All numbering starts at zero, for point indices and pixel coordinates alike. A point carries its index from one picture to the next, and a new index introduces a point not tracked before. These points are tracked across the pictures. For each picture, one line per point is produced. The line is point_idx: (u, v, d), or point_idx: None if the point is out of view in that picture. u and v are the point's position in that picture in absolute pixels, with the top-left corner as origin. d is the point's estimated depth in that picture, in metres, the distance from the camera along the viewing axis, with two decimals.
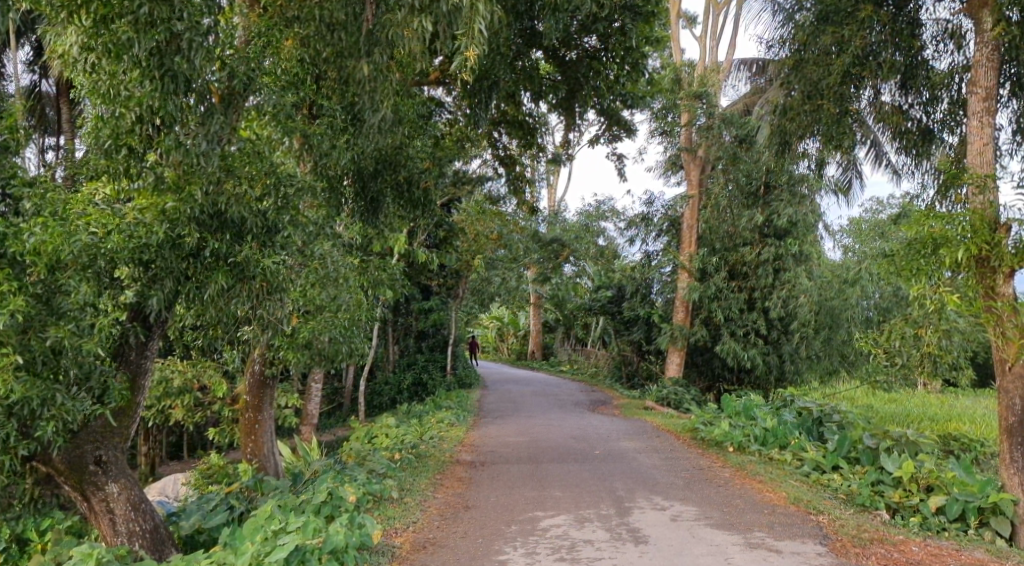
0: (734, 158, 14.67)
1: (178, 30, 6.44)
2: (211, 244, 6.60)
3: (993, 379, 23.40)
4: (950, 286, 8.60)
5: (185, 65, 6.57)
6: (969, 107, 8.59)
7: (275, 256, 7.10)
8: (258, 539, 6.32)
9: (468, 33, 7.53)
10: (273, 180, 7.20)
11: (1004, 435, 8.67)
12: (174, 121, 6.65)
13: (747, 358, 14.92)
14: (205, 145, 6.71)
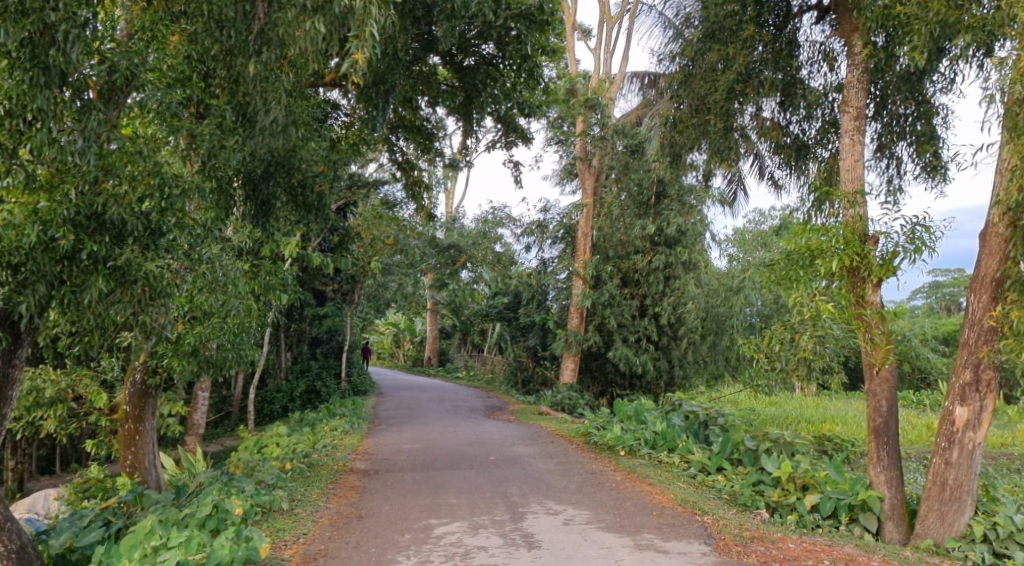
0: (626, 167, 14.75)
1: (52, 21, 6.03)
2: (88, 246, 6.16)
3: (861, 382, 24.83)
4: (825, 295, 9.06)
5: (60, 58, 6.18)
6: (842, 125, 9.11)
7: (158, 259, 6.69)
8: (136, 557, 6.10)
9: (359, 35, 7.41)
10: (157, 181, 6.92)
11: (871, 436, 9.16)
12: (47, 115, 6.24)
13: (638, 364, 14.85)
14: (80, 143, 6.32)
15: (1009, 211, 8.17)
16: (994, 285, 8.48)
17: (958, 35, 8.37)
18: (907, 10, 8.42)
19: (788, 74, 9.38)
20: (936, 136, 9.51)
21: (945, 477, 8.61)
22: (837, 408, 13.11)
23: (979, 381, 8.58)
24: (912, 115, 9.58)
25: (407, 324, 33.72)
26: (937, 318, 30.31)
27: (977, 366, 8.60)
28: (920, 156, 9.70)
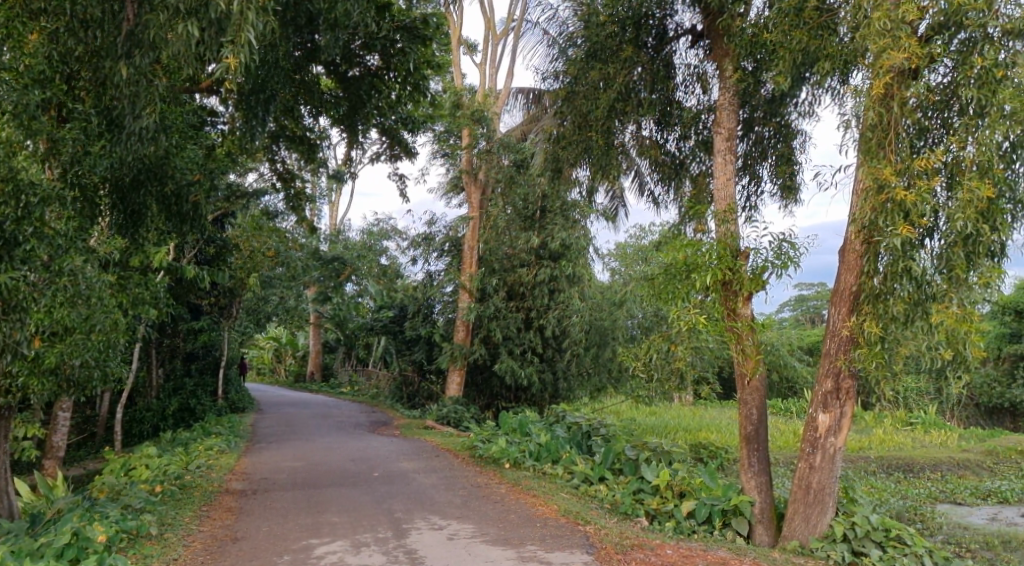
0: (511, 181, 13.98)
1: None
2: None
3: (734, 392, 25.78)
4: (700, 308, 9.32)
5: None
6: (715, 145, 9.50)
7: (12, 271, 6.42)
8: None
9: (236, 40, 7.09)
10: (10, 187, 6.61)
11: (743, 443, 9.50)
12: None
13: (522, 376, 13.87)
14: None
15: (864, 228, 8.65)
16: (851, 298, 8.95)
17: (818, 63, 8.92)
18: (773, 37, 8.96)
19: (664, 95, 9.72)
20: (794, 159, 10.04)
21: (809, 480, 8.94)
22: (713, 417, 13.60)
23: (839, 388, 9.03)
24: (775, 136, 10.06)
25: (288, 338, 32.47)
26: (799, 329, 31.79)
27: (837, 375, 9.05)
28: (781, 178, 10.17)
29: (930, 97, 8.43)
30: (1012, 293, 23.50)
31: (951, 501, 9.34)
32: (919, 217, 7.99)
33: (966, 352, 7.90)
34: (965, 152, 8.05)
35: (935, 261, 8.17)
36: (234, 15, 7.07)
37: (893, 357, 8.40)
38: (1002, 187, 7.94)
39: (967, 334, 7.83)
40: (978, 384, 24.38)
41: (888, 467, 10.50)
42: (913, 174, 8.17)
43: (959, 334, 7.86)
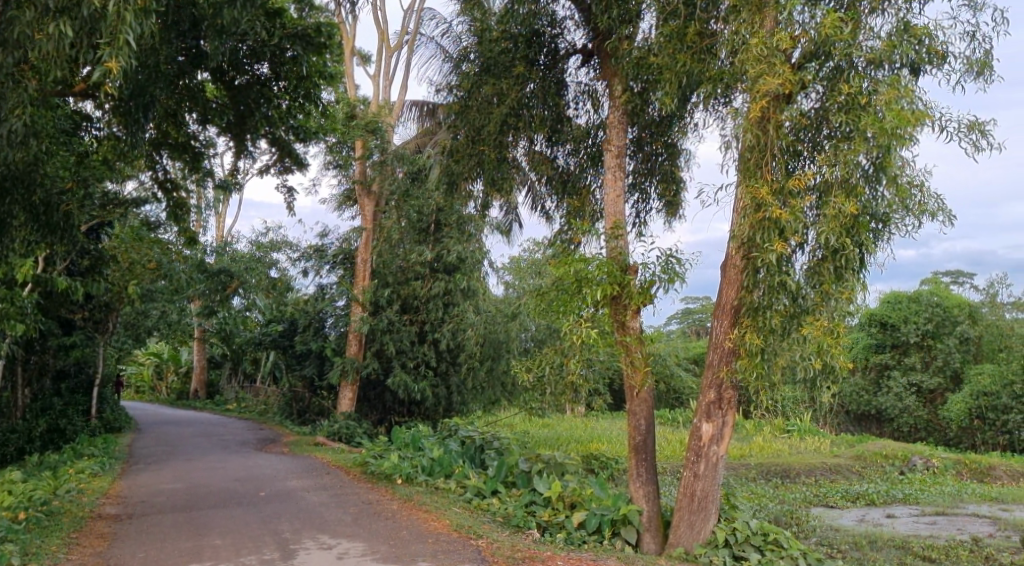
0: (406, 194, 13.55)
1: None
2: None
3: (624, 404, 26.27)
4: (592, 321, 9.48)
5: None
6: (604, 162, 9.70)
7: None
8: None
9: (113, 43, 6.67)
10: None
11: (632, 453, 9.70)
12: None
13: (415, 391, 13.29)
14: None
15: (743, 243, 8.87)
16: (733, 312, 9.19)
17: (701, 85, 9.24)
18: (660, 60, 9.25)
19: (555, 112, 9.89)
20: (677, 176, 10.50)
21: (694, 488, 9.14)
22: (605, 428, 13.81)
23: (721, 399, 9.28)
24: (661, 154, 10.39)
25: (170, 353, 30.81)
26: (685, 340, 32.59)
27: (719, 386, 9.30)
28: (666, 193, 10.61)
29: (802, 120, 8.73)
30: (877, 307, 24.85)
31: (824, 504, 9.76)
32: (792, 234, 8.35)
33: (833, 362, 8.30)
34: (833, 172, 8.37)
35: (807, 276, 8.52)
36: (111, 14, 6.62)
37: (769, 368, 8.70)
38: (863, 206, 8.36)
39: (831, 344, 8.23)
40: (847, 391, 25.48)
41: (767, 473, 10.93)
42: (787, 194, 8.50)
43: (825, 346, 8.25)
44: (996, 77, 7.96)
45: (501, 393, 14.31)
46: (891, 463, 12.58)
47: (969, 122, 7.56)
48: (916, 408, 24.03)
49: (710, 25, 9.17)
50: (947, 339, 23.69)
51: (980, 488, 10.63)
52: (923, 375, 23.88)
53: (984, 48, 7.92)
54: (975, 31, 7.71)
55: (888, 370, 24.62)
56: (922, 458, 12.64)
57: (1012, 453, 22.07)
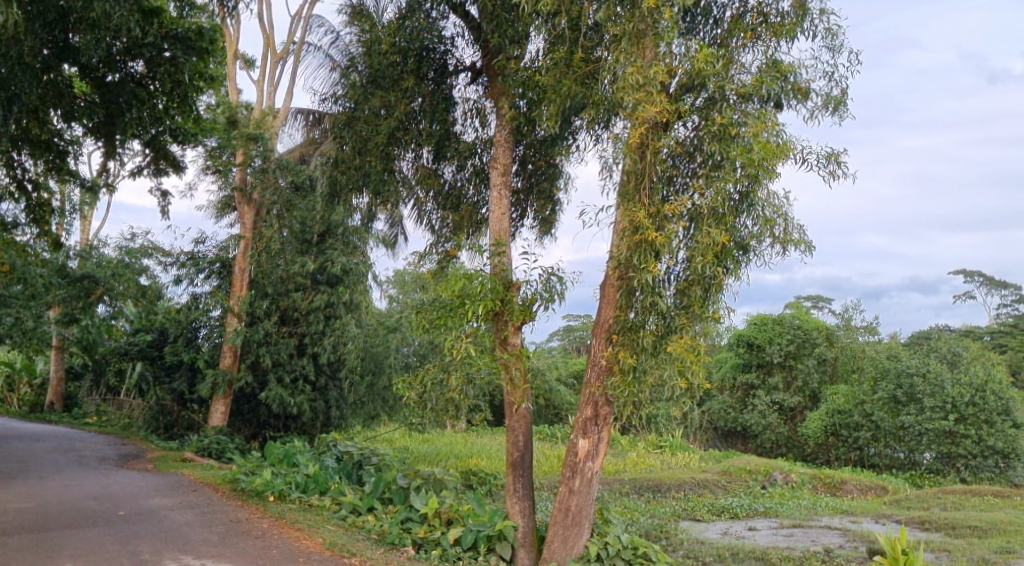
0: (288, 205, 13.06)
1: None
2: None
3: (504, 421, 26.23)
4: (473, 337, 9.51)
5: None
6: (490, 179, 9.85)
7: None
8: None
9: None
10: None
11: (509, 469, 9.74)
12: None
13: (291, 405, 12.84)
14: None
15: (620, 264, 9.05)
16: (607, 331, 9.32)
17: (584, 108, 9.55)
18: (545, 81, 9.45)
19: (442, 127, 9.95)
20: (556, 197, 10.75)
21: (568, 503, 9.24)
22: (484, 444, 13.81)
23: (597, 415, 9.40)
24: (543, 174, 10.61)
25: (24, 363, 28.63)
26: (565, 357, 32.87)
27: (595, 402, 9.43)
28: (543, 212, 10.79)
29: (679, 148, 9.03)
30: (745, 327, 25.80)
31: (691, 518, 10.07)
32: (664, 257, 8.65)
33: (693, 378, 8.69)
34: (703, 199, 8.71)
35: (676, 297, 8.85)
36: None
37: (640, 387, 8.87)
38: (730, 232, 8.81)
39: (692, 359, 8.66)
40: (715, 408, 26.38)
41: (639, 488, 11.20)
42: (662, 217, 8.77)
43: (686, 361, 8.64)
44: (848, 113, 8.58)
45: (383, 407, 14.09)
46: (754, 477, 13.11)
47: (826, 152, 7.96)
48: (777, 425, 25.09)
49: (594, 52, 9.46)
50: (807, 360, 24.92)
51: (832, 501, 11.25)
52: (785, 394, 25.07)
53: (840, 87, 8.51)
54: (832, 71, 8.30)
55: (753, 389, 25.69)
56: (782, 473, 13.23)
57: (861, 468, 23.17)
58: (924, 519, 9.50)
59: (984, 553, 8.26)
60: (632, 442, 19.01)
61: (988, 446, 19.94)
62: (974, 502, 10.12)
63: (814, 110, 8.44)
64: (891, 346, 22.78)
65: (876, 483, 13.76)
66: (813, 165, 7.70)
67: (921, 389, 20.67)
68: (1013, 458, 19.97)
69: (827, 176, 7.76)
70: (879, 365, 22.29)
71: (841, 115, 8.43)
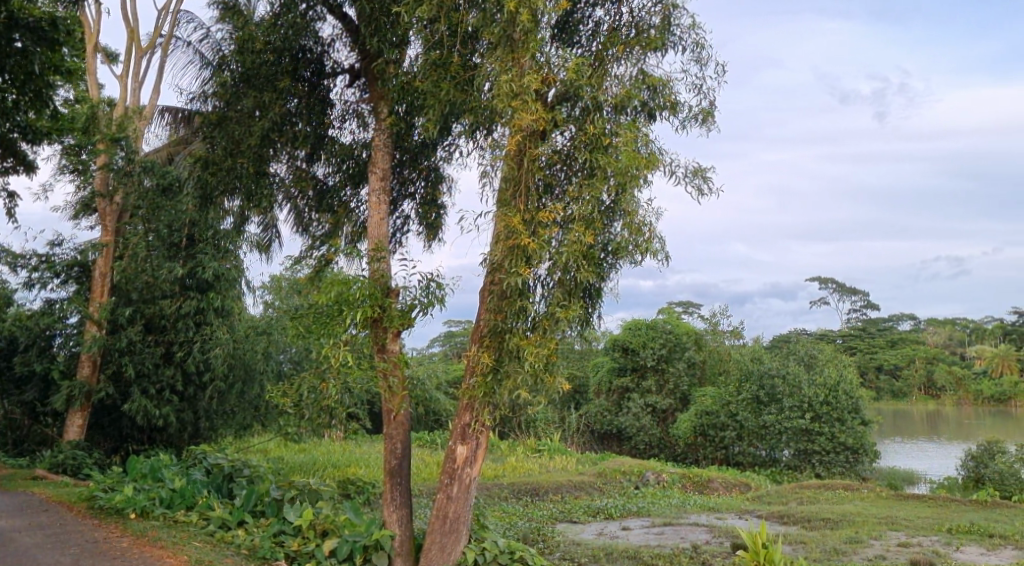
0: (154, 208, 12.51)
1: None
2: None
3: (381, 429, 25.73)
4: (351, 344, 9.27)
5: None
6: (368, 183, 9.80)
7: None
8: None
9: None
10: None
11: (387, 477, 9.65)
12: None
13: (157, 417, 12.21)
14: None
15: (495, 268, 9.12)
16: (480, 335, 9.32)
17: (463, 115, 9.56)
18: (424, 87, 9.41)
19: (317, 129, 9.80)
20: (439, 202, 10.76)
21: (446, 510, 9.17)
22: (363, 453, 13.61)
23: (475, 421, 9.35)
24: (423, 180, 10.60)
25: None
26: (446, 363, 32.53)
27: (474, 408, 9.36)
28: (423, 217, 10.77)
29: (554, 157, 9.19)
30: (620, 332, 26.29)
31: (568, 520, 10.22)
32: (537, 262, 8.80)
33: (551, 383, 9.00)
34: (574, 208, 8.90)
35: (544, 303, 9.03)
36: None
37: (504, 391, 9.02)
38: (600, 239, 9.07)
39: (544, 360, 8.81)
40: (591, 411, 26.54)
41: (517, 492, 11.29)
42: (536, 224, 8.92)
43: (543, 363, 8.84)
44: (716, 126, 8.97)
45: (256, 417, 13.65)
46: (627, 478, 13.47)
47: (692, 168, 8.26)
48: (650, 428, 25.56)
49: (471, 59, 9.49)
50: (677, 364, 25.81)
51: (699, 499, 11.70)
52: (657, 397, 25.69)
53: (707, 100, 8.89)
54: (700, 84, 8.61)
55: (628, 393, 26.21)
56: (654, 473, 13.65)
57: (727, 466, 23.72)
58: (782, 513, 10.02)
59: (835, 543, 8.79)
60: (511, 447, 19.36)
61: (840, 442, 21.03)
62: (826, 495, 10.78)
63: (684, 123, 8.77)
64: (755, 349, 23.75)
65: (740, 481, 14.44)
66: (683, 179, 7.97)
67: (782, 390, 21.90)
68: (860, 452, 21.03)
69: (695, 192, 8.06)
70: (742, 366, 23.25)
71: (709, 126, 8.80)
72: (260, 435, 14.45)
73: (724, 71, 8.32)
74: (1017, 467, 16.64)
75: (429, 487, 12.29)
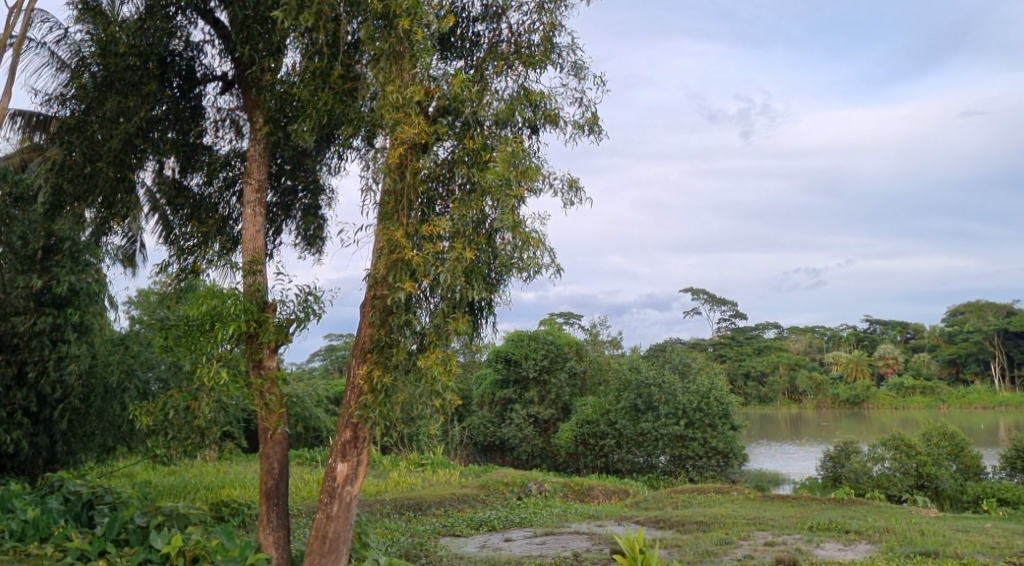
0: (5, 216, 11.50)
1: None
2: None
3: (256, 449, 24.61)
4: (225, 360, 8.89)
5: None
6: (243, 195, 9.51)
7: None
8: None
9: None
10: None
11: (262, 498, 9.31)
12: None
13: (8, 443, 11.35)
14: None
15: (380, 282, 8.92)
16: (363, 351, 8.99)
17: (342, 125, 9.37)
18: (302, 96, 9.18)
19: (187, 137, 9.56)
20: (321, 212, 10.52)
21: (325, 529, 8.85)
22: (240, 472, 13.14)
23: (357, 438, 8.99)
24: (303, 191, 10.38)
25: None
26: (327, 379, 31.56)
27: (355, 424, 9.02)
28: (304, 227, 10.51)
29: (437, 171, 9.05)
30: (502, 342, 25.89)
31: (451, 534, 10.15)
32: (422, 276, 8.65)
33: (445, 395, 8.66)
34: (460, 221, 8.70)
35: (430, 317, 8.81)
36: None
37: (392, 406, 8.72)
38: (485, 252, 8.86)
39: (443, 373, 8.58)
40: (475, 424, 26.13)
41: (399, 507, 11.16)
42: (420, 238, 8.78)
43: (437, 377, 8.59)
44: (603, 136, 8.80)
45: (120, 438, 13.16)
46: (510, 489, 13.56)
47: (567, 178, 8.35)
48: (533, 438, 25.17)
49: (353, 69, 9.38)
50: (559, 374, 25.59)
51: (580, 507, 11.90)
52: (539, 407, 25.38)
53: (592, 110, 8.75)
54: (581, 96, 8.44)
55: (510, 403, 25.73)
56: (536, 482, 13.80)
57: (606, 474, 24.10)
58: (659, 518, 10.31)
59: (707, 546, 9.11)
60: (392, 461, 19.35)
61: (710, 448, 21.92)
62: (699, 499, 11.19)
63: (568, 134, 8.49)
64: (632, 359, 24.43)
65: (620, 488, 14.82)
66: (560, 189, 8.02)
67: (657, 397, 22.50)
68: (730, 456, 22.10)
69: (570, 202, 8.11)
70: (621, 377, 23.75)
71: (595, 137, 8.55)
72: (125, 458, 13.90)
73: (604, 82, 8.34)
74: (869, 466, 17.73)
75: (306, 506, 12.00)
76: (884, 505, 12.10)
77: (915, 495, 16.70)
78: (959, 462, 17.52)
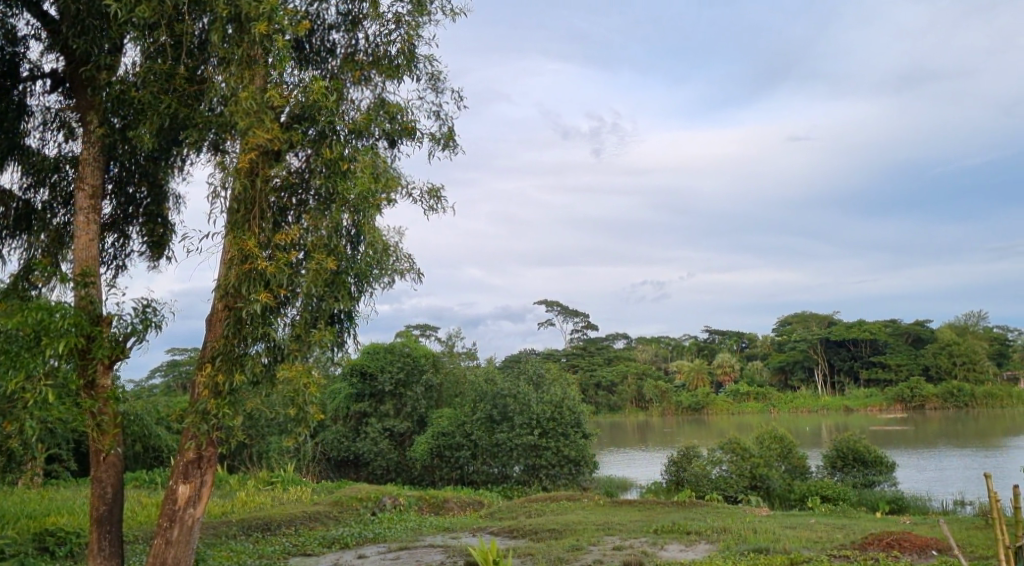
0: None
1: None
2: None
3: None
4: (52, 380, 7.83)
5: None
6: (75, 202, 8.84)
7: None
8: None
9: None
10: None
11: (92, 526, 8.55)
12: None
13: None
14: None
15: (227, 296, 7.95)
16: (200, 362, 7.90)
17: (185, 130, 8.82)
18: (142, 98, 8.67)
19: (10, 138, 8.91)
20: (164, 219, 10.06)
21: (163, 557, 7.72)
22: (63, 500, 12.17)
23: (201, 456, 7.89)
24: (145, 198, 9.86)
25: None
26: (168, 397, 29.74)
27: (199, 441, 7.87)
28: (149, 236, 10.02)
29: (290, 179, 8.19)
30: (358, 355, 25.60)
31: (302, 553, 9.86)
32: (280, 287, 7.77)
33: (308, 406, 7.91)
34: (316, 232, 7.97)
35: (289, 330, 7.86)
36: None
37: (236, 414, 7.78)
38: (344, 263, 8.13)
39: (308, 387, 7.79)
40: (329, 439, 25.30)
41: (246, 528, 10.75)
42: (274, 246, 7.91)
43: (303, 389, 7.80)
44: (458, 150, 8.62)
45: None
46: (364, 504, 13.39)
47: (428, 186, 7.77)
48: (388, 452, 24.77)
49: (199, 71, 8.74)
50: (415, 387, 25.36)
51: (435, 520, 11.90)
52: (394, 420, 25.00)
53: (448, 125, 8.59)
54: (439, 110, 8.38)
55: (365, 417, 25.27)
56: (390, 497, 13.68)
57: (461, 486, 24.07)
58: (513, 528, 10.45)
59: (559, 552, 9.25)
60: (240, 481, 18.53)
61: (563, 456, 22.46)
62: (550, 508, 11.47)
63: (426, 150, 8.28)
64: (488, 370, 24.95)
65: (474, 500, 14.97)
66: (414, 198, 7.47)
67: (512, 408, 22.79)
68: (581, 464, 22.68)
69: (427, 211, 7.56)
70: (477, 389, 24.09)
71: (450, 151, 8.42)
72: None
73: (461, 98, 8.22)
74: (708, 469, 18.72)
75: (142, 533, 11.37)
76: (716, 505, 12.78)
77: (749, 496, 17.73)
78: (787, 463, 18.88)
